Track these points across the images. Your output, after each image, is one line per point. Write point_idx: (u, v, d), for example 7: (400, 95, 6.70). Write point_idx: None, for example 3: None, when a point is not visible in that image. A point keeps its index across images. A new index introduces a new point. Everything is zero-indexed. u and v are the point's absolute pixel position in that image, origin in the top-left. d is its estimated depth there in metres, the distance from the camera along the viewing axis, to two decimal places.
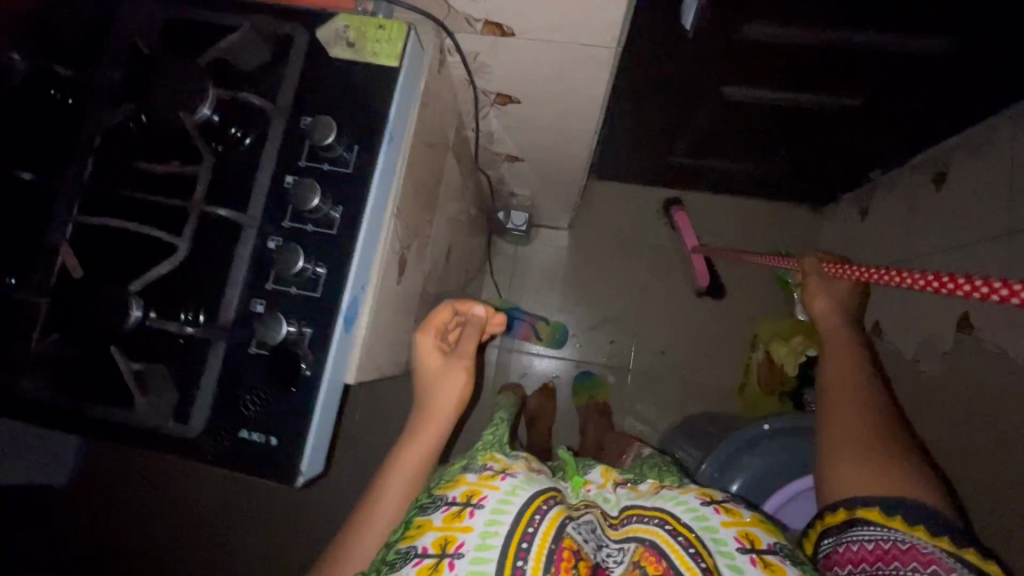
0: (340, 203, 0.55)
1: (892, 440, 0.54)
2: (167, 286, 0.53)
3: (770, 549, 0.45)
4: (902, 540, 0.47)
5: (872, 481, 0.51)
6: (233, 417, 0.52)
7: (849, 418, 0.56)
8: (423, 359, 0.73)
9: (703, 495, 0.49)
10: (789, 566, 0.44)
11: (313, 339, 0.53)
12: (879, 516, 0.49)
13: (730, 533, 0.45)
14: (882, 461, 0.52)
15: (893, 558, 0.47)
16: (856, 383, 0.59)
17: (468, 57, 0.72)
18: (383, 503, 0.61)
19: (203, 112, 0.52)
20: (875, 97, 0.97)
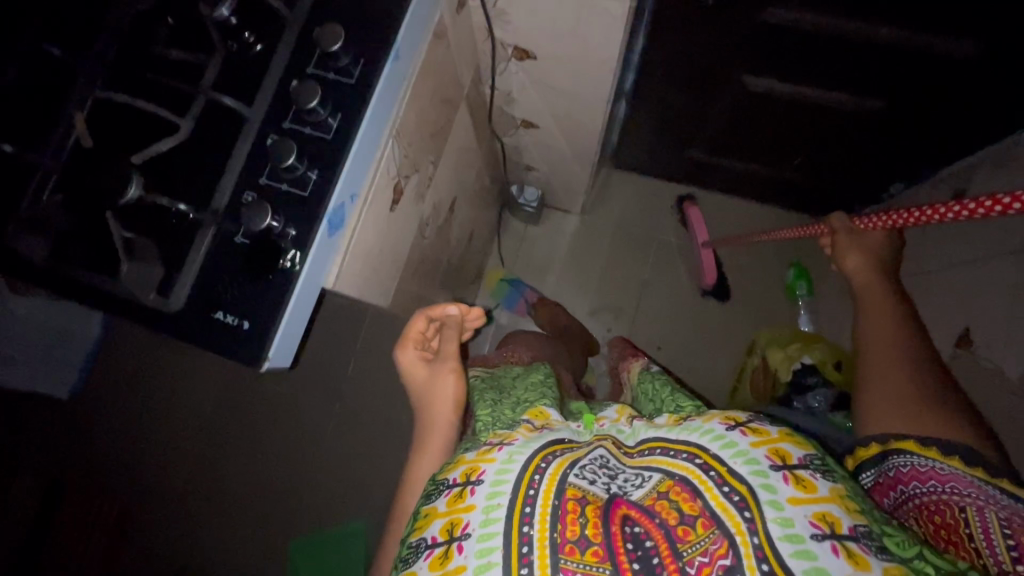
0: (339, 110, 0.57)
1: (927, 381, 0.62)
2: (169, 167, 0.56)
3: (800, 463, 0.41)
4: (940, 466, 0.53)
5: (905, 417, 0.59)
6: (212, 298, 0.55)
7: (891, 374, 0.63)
8: (411, 374, 0.72)
9: (726, 419, 0.45)
10: (821, 480, 0.40)
11: (296, 239, 0.55)
12: (914, 446, 0.56)
13: (760, 453, 0.42)
14: (917, 408, 0.59)
15: (929, 478, 0.53)
16: (896, 338, 0.66)
17: (488, 2, 0.74)
18: (411, 489, 0.66)
19: (221, 12, 0.55)
20: (900, 101, 0.95)
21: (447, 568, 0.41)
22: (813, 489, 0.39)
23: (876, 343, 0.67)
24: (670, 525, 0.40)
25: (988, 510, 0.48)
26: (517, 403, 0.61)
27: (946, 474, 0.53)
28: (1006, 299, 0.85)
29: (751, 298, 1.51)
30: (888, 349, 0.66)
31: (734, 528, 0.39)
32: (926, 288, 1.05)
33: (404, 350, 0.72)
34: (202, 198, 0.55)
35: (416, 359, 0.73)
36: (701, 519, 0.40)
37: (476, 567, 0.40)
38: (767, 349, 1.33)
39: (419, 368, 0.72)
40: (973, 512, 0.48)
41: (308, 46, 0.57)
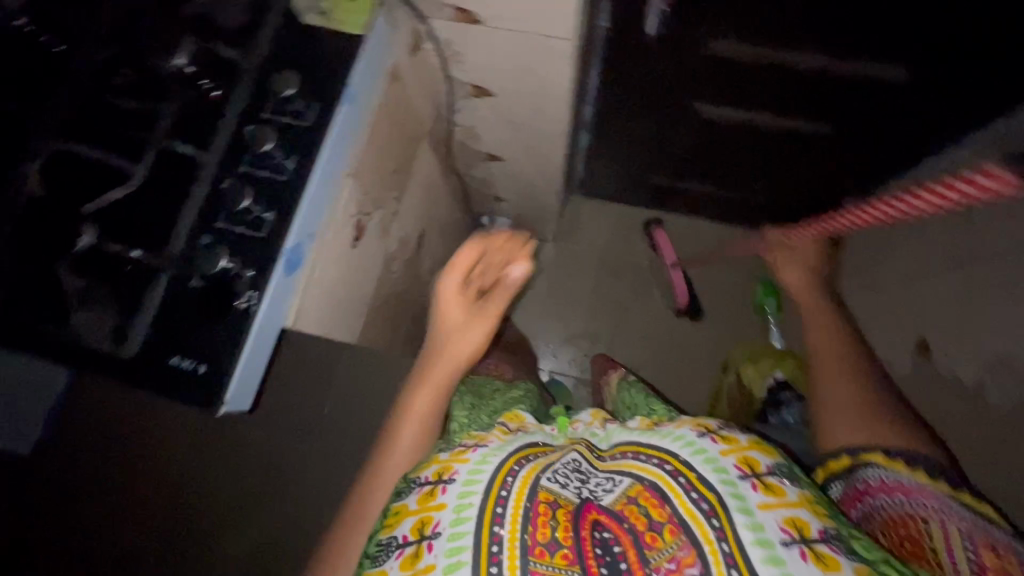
0: (295, 152, 0.58)
1: (880, 390, 0.62)
2: (122, 214, 0.55)
3: (768, 471, 0.43)
4: (904, 479, 0.54)
5: (867, 428, 0.59)
6: (166, 344, 0.54)
7: (841, 383, 0.64)
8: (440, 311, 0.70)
9: (698, 426, 0.47)
10: (788, 487, 0.42)
11: (252, 280, 0.56)
12: (880, 459, 0.56)
13: (729, 462, 0.43)
14: (871, 416, 0.60)
15: (895, 490, 0.54)
16: (841, 347, 0.68)
17: (443, 45, 0.77)
18: (408, 420, 0.61)
19: (178, 61, 0.57)
20: (841, 123, 1.00)
21: (417, 566, 0.42)
22: (780, 495, 0.41)
23: (827, 353, 0.67)
24: (639, 530, 0.41)
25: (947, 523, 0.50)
26: (495, 413, 0.67)
27: (911, 486, 0.54)
28: (957, 306, 0.89)
29: (724, 316, 1.54)
30: (841, 361, 0.66)
31: (703, 536, 0.39)
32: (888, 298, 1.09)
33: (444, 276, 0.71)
34: (156, 243, 0.55)
35: (452, 301, 0.70)
36: (668, 525, 0.41)
37: (447, 565, 0.41)
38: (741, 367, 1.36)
39: (450, 312, 0.69)
40: (934, 525, 0.50)
41: (263, 92, 0.59)
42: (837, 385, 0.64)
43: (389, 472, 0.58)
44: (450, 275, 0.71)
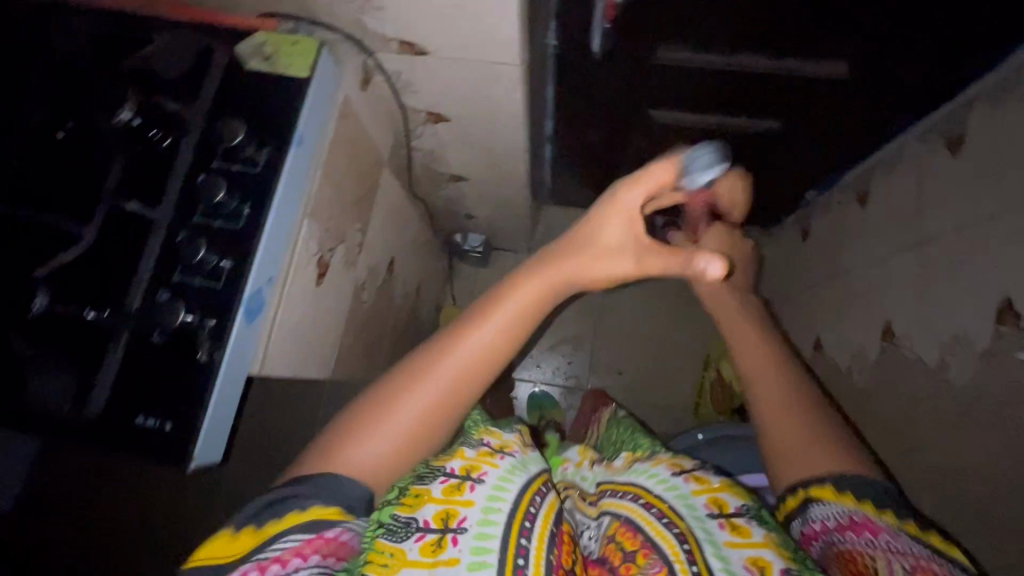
0: (247, 198, 0.58)
1: (815, 408, 0.60)
2: (76, 275, 0.55)
3: (737, 512, 0.49)
4: (867, 514, 0.52)
5: (814, 456, 0.56)
6: (129, 403, 0.53)
7: (783, 404, 0.60)
8: (594, 215, 0.60)
9: (673, 466, 0.55)
10: (755, 528, 0.47)
11: (213, 330, 0.55)
12: (833, 495, 0.53)
13: (699, 500, 0.51)
14: (816, 438, 0.57)
15: (847, 528, 0.52)
16: (774, 363, 0.63)
17: (393, 75, 0.77)
18: (497, 314, 0.55)
19: (123, 115, 0.57)
20: (793, 119, 1.03)
21: (439, 556, 0.47)
22: (747, 536, 0.47)
23: (763, 373, 0.62)
24: (617, 565, 0.49)
25: (896, 561, 0.49)
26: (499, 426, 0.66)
27: (872, 522, 0.51)
28: (915, 289, 0.92)
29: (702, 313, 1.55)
30: (776, 379, 0.62)
31: (673, 555, 0.47)
32: (854, 285, 1.11)
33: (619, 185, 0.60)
34: (113, 300, 0.55)
35: (613, 223, 0.59)
36: (640, 552, 0.49)
37: (471, 562, 0.46)
38: (721, 362, 1.37)
39: (601, 237, 0.59)
40: (885, 566, 0.49)
41: (211, 140, 0.58)
42: (775, 410, 0.59)
43: (444, 366, 0.53)
44: (629, 187, 0.59)
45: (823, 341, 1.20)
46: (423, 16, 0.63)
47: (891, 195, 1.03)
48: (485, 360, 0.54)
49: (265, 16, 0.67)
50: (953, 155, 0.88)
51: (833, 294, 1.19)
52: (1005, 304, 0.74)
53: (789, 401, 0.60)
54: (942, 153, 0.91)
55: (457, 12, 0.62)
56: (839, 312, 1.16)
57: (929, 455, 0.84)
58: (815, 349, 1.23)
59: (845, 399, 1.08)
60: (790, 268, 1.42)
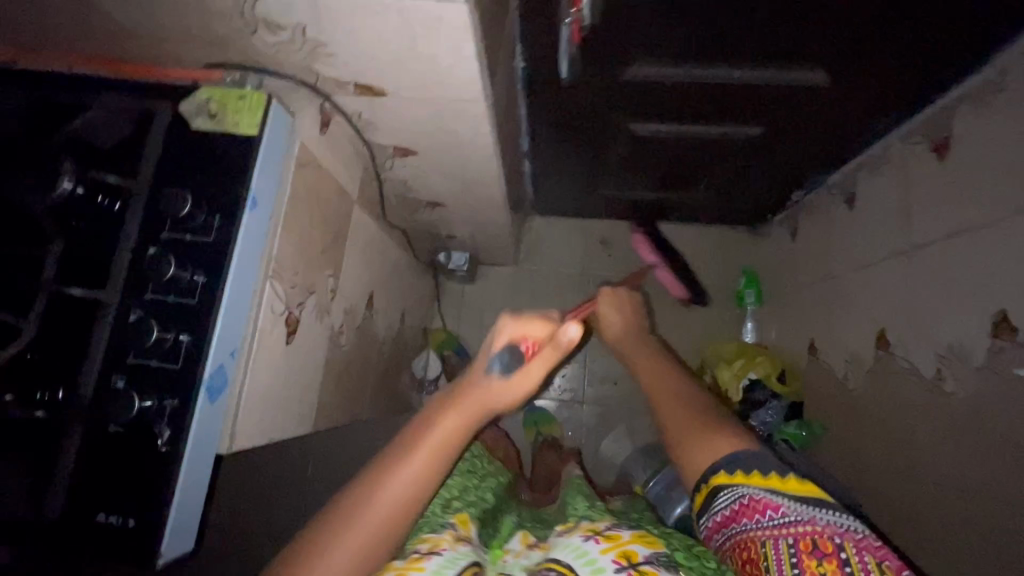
0: (201, 270, 0.55)
1: (705, 407, 0.61)
2: (21, 368, 0.51)
3: (646, 560, 0.48)
4: (756, 494, 0.49)
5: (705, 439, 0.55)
6: (91, 498, 0.51)
7: (676, 410, 0.62)
8: (489, 350, 0.64)
9: (587, 531, 0.53)
10: (663, 571, 0.47)
11: (173, 414, 0.52)
12: (729, 476, 0.51)
13: (607, 558, 0.48)
14: (703, 425, 0.57)
15: (741, 514, 0.49)
16: (665, 383, 0.68)
17: (353, 116, 0.74)
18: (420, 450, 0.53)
19: (64, 185, 0.51)
20: (773, 125, 1.00)
21: None
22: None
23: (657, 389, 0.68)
24: None
25: (783, 540, 0.47)
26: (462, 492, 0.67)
27: (760, 500, 0.49)
28: (908, 296, 0.89)
29: (694, 317, 1.52)
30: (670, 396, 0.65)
31: None
32: (846, 288, 1.09)
33: (504, 319, 0.66)
34: (67, 390, 0.52)
35: (504, 360, 0.63)
36: None
37: None
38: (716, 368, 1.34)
39: (494, 372, 0.61)
40: (773, 549, 0.47)
41: (157, 209, 0.55)
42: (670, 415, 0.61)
43: (375, 510, 0.49)
44: (514, 322, 0.65)
45: (817, 345, 1.18)
46: (377, 60, 0.60)
47: (878, 198, 1.00)
48: (418, 500, 0.51)
49: (212, 66, 0.63)
50: (939, 158, 0.86)
51: (824, 297, 1.17)
52: (1000, 317, 0.71)
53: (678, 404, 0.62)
54: (928, 155, 0.88)
55: (411, 55, 0.58)
56: (831, 316, 1.14)
57: (928, 470, 0.81)
58: (809, 353, 1.21)
59: (841, 406, 1.06)
60: (781, 269, 1.39)
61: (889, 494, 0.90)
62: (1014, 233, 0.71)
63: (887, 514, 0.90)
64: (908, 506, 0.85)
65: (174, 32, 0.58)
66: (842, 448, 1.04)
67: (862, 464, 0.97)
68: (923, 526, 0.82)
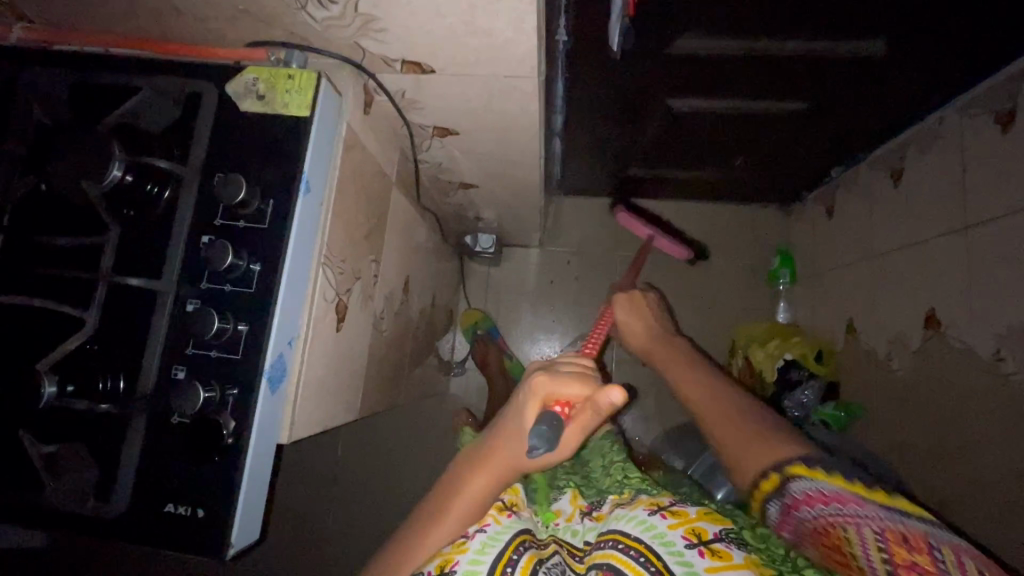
0: (257, 258, 0.53)
1: (742, 397, 0.58)
2: (85, 358, 0.51)
3: (716, 537, 0.48)
4: (836, 489, 0.47)
5: (759, 435, 0.53)
6: (159, 488, 0.50)
7: (721, 403, 0.58)
8: (523, 416, 0.50)
9: (651, 505, 0.52)
10: (734, 550, 0.47)
11: (235, 405, 0.51)
12: (806, 471, 0.49)
13: (677, 534, 0.48)
14: (761, 425, 0.54)
15: (832, 501, 0.47)
16: (703, 374, 0.63)
17: (396, 95, 0.71)
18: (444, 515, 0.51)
19: (113, 174, 0.49)
20: (820, 100, 0.96)
21: None
22: (727, 558, 0.46)
23: (692, 379, 0.63)
24: None
25: (870, 532, 0.44)
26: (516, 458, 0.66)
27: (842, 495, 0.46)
28: (964, 276, 0.86)
29: (724, 297, 1.50)
30: (705, 384, 0.62)
31: None
32: (890, 268, 1.06)
33: (536, 376, 0.51)
34: (127, 382, 0.51)
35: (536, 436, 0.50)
36: None
37: None
38: (749, 349, 1.32)
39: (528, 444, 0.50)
40: (858, 538, 0.45)
41: (210, 197, 0.54)
42: (719, 409, 0.57)
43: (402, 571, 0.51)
44: (547, 382, 0.51)
45: (857, 325, 1.16)
46: (429, 36, 0.57)
47: (930, 174, 0.97)
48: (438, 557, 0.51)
49: (255, 45, 0.61)
50: (1003, 131, 0.82)
51: (868, 276, 1.14)
52: None
53: (717, 392, 0.59)
54: (990, 129, 0.85)
55: (467, 29, 0.55)
56: (874, 295, 1.11)
57: (983, 454, 0.80)
58: (847, 333, 1.19)
59: (883, 388, 1.05)
60: (816, 248, 1.36)
61: (938, 477, 0.88)
62: None
63: (935, 496, 0.89)
64: (959, 488, 0.84)
65: (218, 10, 0.56)
66: (884, 429, 1.03)
67: (908, 446, 0.96)
68: (975, 508, 0.81)
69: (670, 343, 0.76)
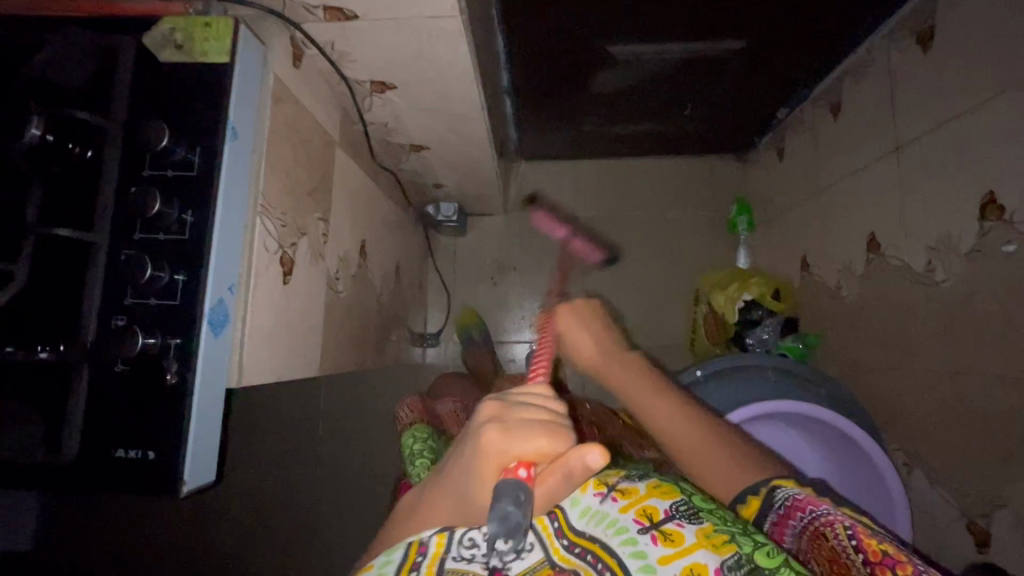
0: (189, 207, 0.54)
1: (713, 420, 0.57)
2: (19, 315, 0.51)
3: (666, 516, 0.45)
4: (806, 496, 0.49)
5: (739, 470, 0.53)
6: (106, 435, 0.51)
7: (708, 446, 0.54)
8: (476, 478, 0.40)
9: (600, 487, 0.49)
10: (686, 527, 0.44)
11: (178, 350, 0.52)
12: (786, 483, 0.51)
13: (629, 518, 0.45)
14: (740, 456, 0.54)
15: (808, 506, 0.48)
16: (678, 406, 0.57)
17: (326, 47, 0.71)
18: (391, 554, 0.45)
19: (33, 133, 0.49)
20: (753, 38, 0.98)
21: None
22: (679, 541, 0.43)
23: (667, 414, 0.57)
24: None
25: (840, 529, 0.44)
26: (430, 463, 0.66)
27: (812, 500, 0.48)
28: (898, 197, 0.90)
29: (688, 249, 1.53)
30: (676, 410, 0.57)
31: None
32: (836, 199, 1.09)
33: (488, 432, 0.39)
34: (68, 335, 0.52)
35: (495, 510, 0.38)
36: None
37: None
38: (711, 295, 1.35)
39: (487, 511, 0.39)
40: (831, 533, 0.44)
41: (137, 149, 0.54)
42: (705, 453, 0.54)
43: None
44: (500, 443, 0.39)
45: (811, 260, 1.19)
46: None
47: (865, 103, 1.00)
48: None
49: None
50: (924, 51, 0.85)
51: (818, 211, 1.17)
52: (988, 199, 0.73)
53: (701, 427, 0.55)
54: (913, 50, 0.87)
55: None
56: (823, 228, 1.14)
57: (922, 361, 0.84)
58: (802, 269, 1.23)
59: (836, 316, 1.08)
60: (770, 192, 1.39)
61: (885, 390, 0.93)
62: (1002, 112, 0.70)
63: (885, 408, 0.93)
64: (903, 397, 0.88)
65: None
66: (838, 354, 1.07)
67: (860, 366, 0.99)
68: (919, 413, 0.85)
69: (619, 352, 0.65)
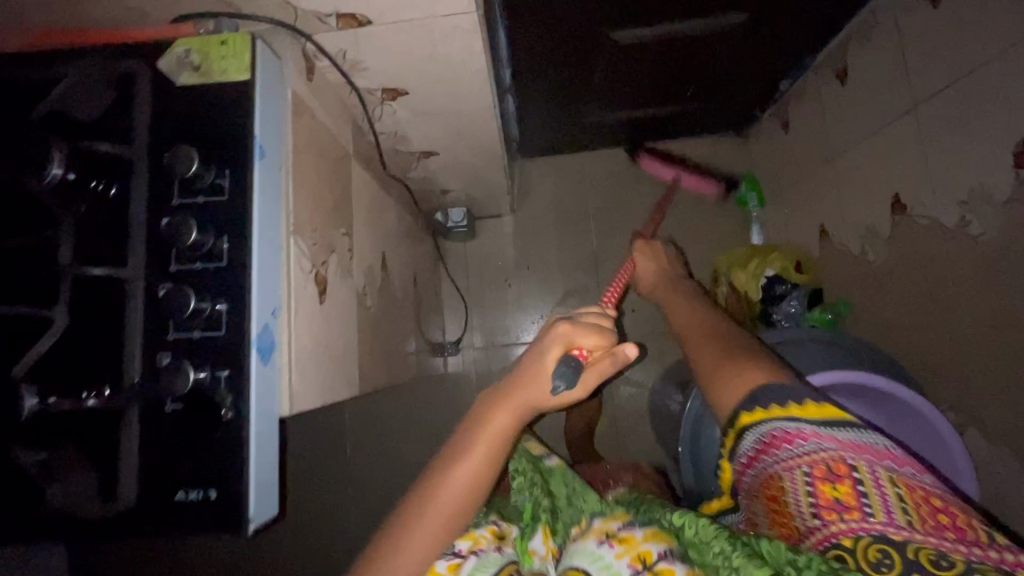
0: (224, 233, 0.51)
1: (735, 344, 0.54)
2: (62, 361, 0.49)
3: (660, 556, 0.47)
4: (776, 427, 0.43)
5: (726, 367, 0.49)
6: (164, 476, 0.49)
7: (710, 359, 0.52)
8: (549, 358, 0.51)
9: (600, 534, 0.52)
10: (677, 565, 0.45)
11: (229, 382, 0.50)
12: (782, 410, 0.43)
13: (623, 563, 0.47)
14: (732, 365, 0.49)
15: (778, 445, 0.42)
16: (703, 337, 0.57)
17: (337, 57, 0.70)
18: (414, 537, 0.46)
19: (54, 173, 0.47)
20: (759, 9, 0.97)
21: None
22: None
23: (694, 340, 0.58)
24: None
25: (796, 470, 0.41)
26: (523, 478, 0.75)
27: (786, 433, 0.42)
28: (921, 154, 0.89)
29: (701, 230, 1.52)
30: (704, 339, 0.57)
31: None
32: (852, 164, 1.08)
33: (560, 324, 0.53)
34: (113, 376, 0.50)
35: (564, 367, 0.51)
36: None
37: None
38: (731, 274, 1.34)
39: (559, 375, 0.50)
40: (790, 483, 0.41)
41: (164, 176, 0.52)
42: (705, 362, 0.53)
43: None
44: (571, 331, 0.53)
45: (830, 228, 1.18)
46: None
47: (873, 66, 0.99)
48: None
49: (182, 19, 0.58)
50: (933, 5, 0.84)
51: (833, 178, 1.16)
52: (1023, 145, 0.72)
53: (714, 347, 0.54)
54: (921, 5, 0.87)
55: None
56: (841, 195, 1.13)
57: (964, 316, 0.83)
58: (823, 238, 1.22)
59: (864, 281, 1.07)
60: (779, 165, 1.38)
61: (926, 350, 0.92)
62: None
63: (927, 368, 0.92)
64: (947, 355, 0.87)
65: None
66: (870, 319, 1.06)
67: (896, 330, 0.98)
68: (965, 370, 0.84)
69: (692, 308, 0.69)
